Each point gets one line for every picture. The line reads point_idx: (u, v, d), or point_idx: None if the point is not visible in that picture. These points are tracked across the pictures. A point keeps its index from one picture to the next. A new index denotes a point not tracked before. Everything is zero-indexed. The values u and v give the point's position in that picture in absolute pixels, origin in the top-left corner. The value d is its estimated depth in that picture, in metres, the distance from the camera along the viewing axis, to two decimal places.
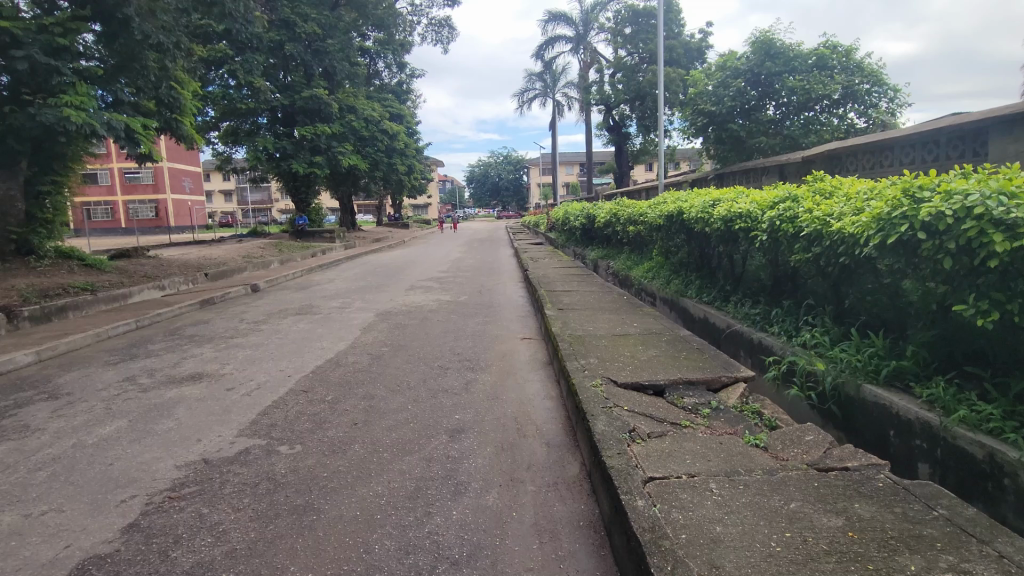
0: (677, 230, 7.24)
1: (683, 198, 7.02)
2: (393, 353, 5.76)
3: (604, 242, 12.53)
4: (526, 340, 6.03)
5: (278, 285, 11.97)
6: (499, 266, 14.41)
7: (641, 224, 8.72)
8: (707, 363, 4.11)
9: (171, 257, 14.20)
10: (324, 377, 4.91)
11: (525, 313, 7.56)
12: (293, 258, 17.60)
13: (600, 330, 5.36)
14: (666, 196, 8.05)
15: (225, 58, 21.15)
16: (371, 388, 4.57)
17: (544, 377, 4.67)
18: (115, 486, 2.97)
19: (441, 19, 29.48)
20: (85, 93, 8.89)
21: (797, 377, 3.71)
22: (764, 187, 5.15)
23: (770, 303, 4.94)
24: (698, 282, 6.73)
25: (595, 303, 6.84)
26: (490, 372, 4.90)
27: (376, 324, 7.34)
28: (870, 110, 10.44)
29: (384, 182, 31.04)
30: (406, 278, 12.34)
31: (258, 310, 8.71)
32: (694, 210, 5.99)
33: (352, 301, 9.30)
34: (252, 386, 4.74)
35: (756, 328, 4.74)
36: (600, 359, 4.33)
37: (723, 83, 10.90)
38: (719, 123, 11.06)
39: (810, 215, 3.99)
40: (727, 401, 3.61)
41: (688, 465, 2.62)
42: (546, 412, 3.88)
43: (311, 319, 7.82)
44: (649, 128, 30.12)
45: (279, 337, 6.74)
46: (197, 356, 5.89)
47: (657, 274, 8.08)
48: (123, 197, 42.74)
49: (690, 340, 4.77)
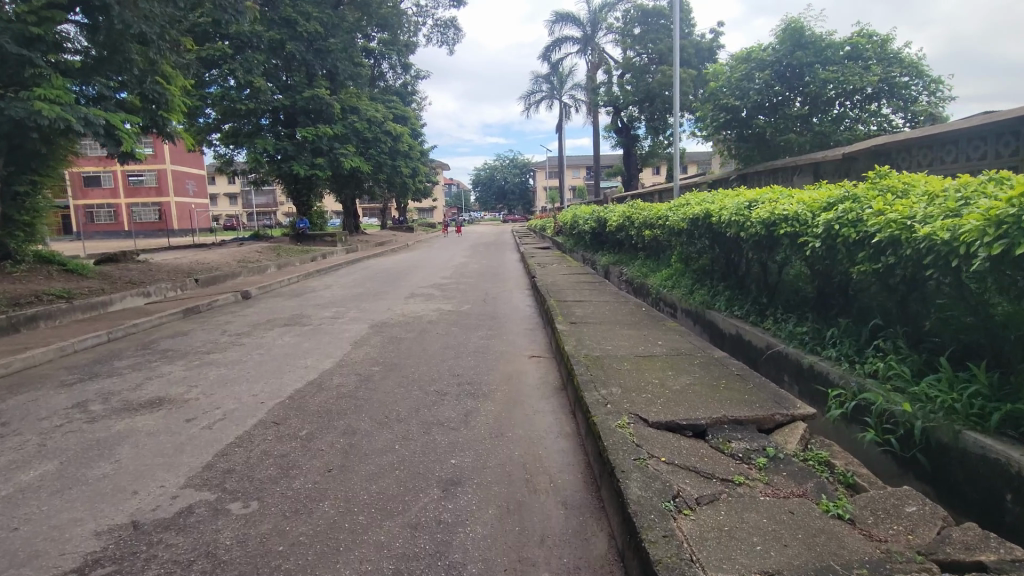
0: (701, 235, 6.56)
1: (709, 199, 6.35)
2: (385, 373, 5.09)
3: (616, 247, 11.85)
4: (534, 359, 5.35)
5: (272, 292, 11.35)
6: (505, 272, 13.73)
7: (659, 227, 8.05)
8: (754, 396, 3.43)
9: (162, 262, 13.62)
10: (301, 405, 4.24)
11: (533, 326, 6.88)
12: (292, 263, 16.99)
13: (621, 349, 4.69)
14: (688, 197, 7.38)
15: (223, 58, 20.66)
16: (354, 420, 3.89)
17: (557, 408, 3.98)
18: (9, 565, 2.31)
19: (446, 19, 28.96)
20: (62, 86, 8.32)
21: (871, 417, 3.01)
22: (813, 186, 4.46)
23: (820, 321, 4.26)
24: (726, 293, 6.05)
25: (612, 316, 6.15)
26: (493, 400, 4.21)
27: (369, 338, 6.67)
28: (909, 105, 9.76)
29: (387, 184, 30.47)
30: (406, 284, 11.70)
31: (244, 320, 8.05)
32: (725, 213, 5.32)
33: (345, 310, 8.63)
34: (217, 416, 4.07)
35: (806, 350, 4.05)
36: (624, 389, 3.64)
37: (746, 76, 10.24)
38: (740, 120, 10.44)
39: (882, 216, 3.31)
40: (786, 448, 2.92)
41: (761, 556, 1.94)
42: (561, 457, 3.20)
43: (300, 331, 7.18)
44: (659, 129, 29.48)
45: (261, 352, 6.08)
46: (164, 376, 5.23)
47: (677, 282, 7.41)
48: (126, 201, 42.26)
49: (729, 365, 4.08)
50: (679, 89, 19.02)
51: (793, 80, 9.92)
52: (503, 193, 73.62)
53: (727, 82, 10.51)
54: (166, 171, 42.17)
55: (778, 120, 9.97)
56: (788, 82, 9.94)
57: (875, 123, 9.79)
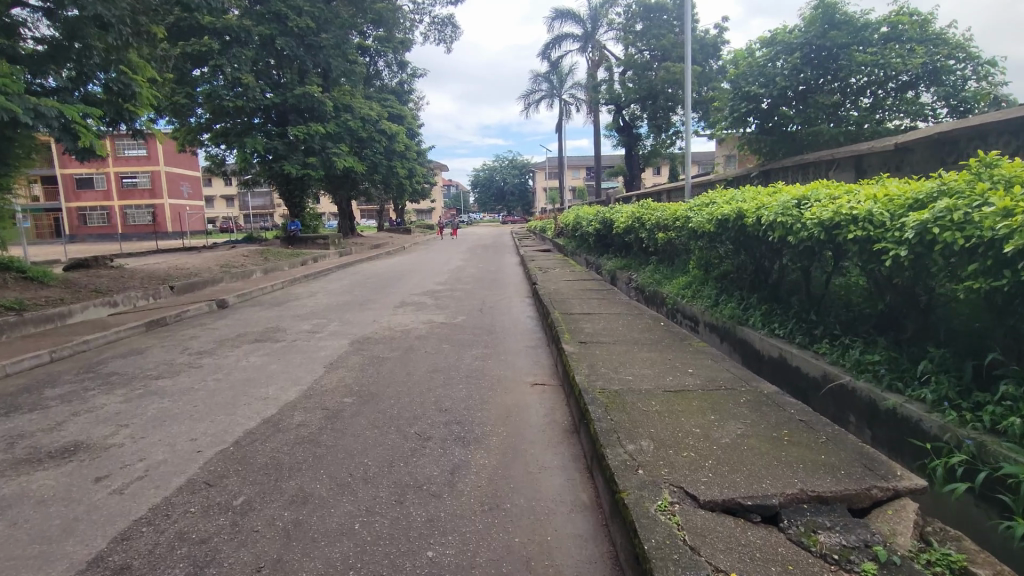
0: (728, 237, 5.70)
1: (740, 196, 5.49)
2: (359, 408, 4.21)
3: (624, 252, 11.00)
4: (537, 388, 4.49)
5: (251, 300, 10.47)
6: (503, 278, 12.88)
7: (677, 228, 7.22)
8: (835, 456, 2.58)
9: (138, 268, 12.75)
10: (248, 458, 3.37)
11: (536, 343, 6.04)
12: (279, 267, 16.10)
13: (644, 380, 3.84)
14: (710, 194, 6.55)
15: (209, 53, 19.75)
16: (309, 481, 3.03)
17: (568, 463, 3.13)
18: None
19: (444, 17, 28.19)
20: (8, 75, 7.44)
21: (1016, 498, 2.16)
22: (885, 181, 3.62)
23: (898, 349, 3.42)
24: (761, 305, 5.20)
25: (626, 334, 5.30)
26: (488, 449, 3.36)
27: (347, 358, 5.79)
28: (952, 93, 8.97)
29: (382, 184, 29.63)
30: (397, 292, 10.84)
31: (211, 336, 7.17)
32: (766, 212, 4.46)
33: (326, 324, 7.73)
34: (137, 473, 3.20)
35: (884, 387, 3.20)
36: (659, 444, 2.79)
37: (770, 62, 9.40)
38: (763, 111, 9.59)
39: (1015, 216, 2.45)
40: (899, 543, 2.07)
41: None
42: (580, 551, 2.33)
43: (270, 349, 6.29)
44: (662, 128, 28.62)
45: (218, 378, 5.20)
46: (94, 411, 4.36)
47: (697, 291, 6.58)
48: (118, 203, 41.33)
49: (787, 406, 3.23)
50: (689, 85, 18.14)
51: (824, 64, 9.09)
52: (502, 194, 72.89)
53: (749, 69, 9.66)
54: (159, 172, 41.36)
55: (807, 110, 9.13)
56: (821, 66, 9.07)
57: (913, 112, 9.00)
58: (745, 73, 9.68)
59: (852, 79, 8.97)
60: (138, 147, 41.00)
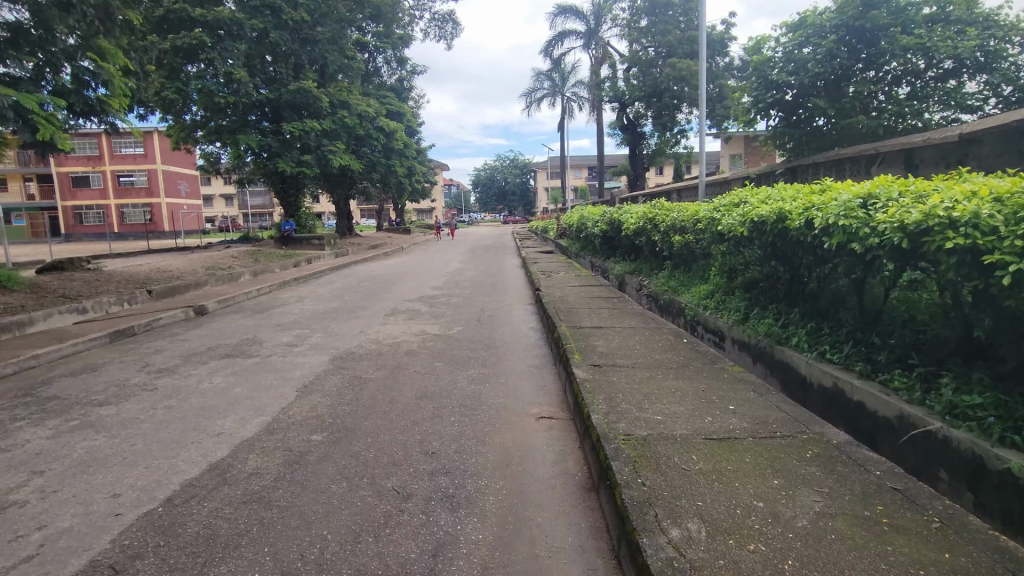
0: (761, 243, 4.96)
1: (778, 195, 4.77)
2: (327, 451, 3.47)
3: (633, 255, 10.28)
4: (544, 424, 3.75)
5: (232, 306, 9.72)
6: (504, 282, 12.14)
7: (699, 230, 6.47)
8: (965, 557, 1.85)
9: (116, 270, 12.01)
10: (178, 526, 2.64)
11: (541, 362, 5.29)
12: (269, 269, 15.37)
13: (677, 420, 3.10)
14: (739, 191, 5.82)
15: (200, 47, 18.94)
16: (247, 568, 2.30)
17: (589, 545, 2.39)
18: None
19: (444, 13, 27.52)
20: None
21: None
22: (989, 174, 2.88)
23: (1005, 392, 2.69)
24: (806, 321, 4.46)
25: (646, 354, 4.56)
26: (484, 518, 2.62)
27: (324, 380, 5.04)
28: (999, 79, 8.31)
29: (380, 183, 28.92)
30: (389, 297, 10.10)
31: (178, 350, 6.43)
32: (820, 213, 3.72)
33: (308, 335, 6.98)
34: (27, 551, 2.46)
35: (995, 442, 2.48)
36: (712, 529, 2.06)
37: (798, 48, 8.57)
38: (787, 103, 8.80)
39: None
40: None
41: None
42: None
43: (239, 368, 5.55)
44: (667, 126, 27.43)
45: (169, 405, 4.44)
46: (10, 451, 3.61)
47: (722, 302, 5.86)
48: (115, 202, 40.58)
49: (870, 467, 2.49)
50: (703, 83, 16.65)
51: (859, 49, 8.36)
52: (504, 194, 72.20)
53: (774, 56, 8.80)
54: (156, 171, 40.66)
55: (842, 100, 8.38)
56: (856, 52, 8.35)
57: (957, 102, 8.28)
58: (768, 59, 8.85)
59: (889, 66, 8.26)
60: (135, 146, 40.33)
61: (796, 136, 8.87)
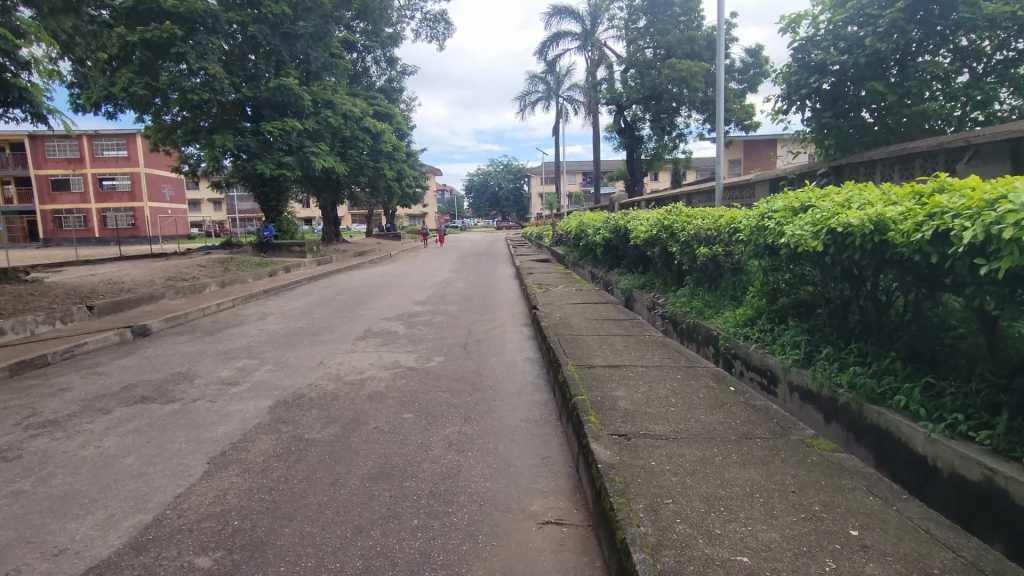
0: (837, 257, 3.71)
1: (866, 198, 3.54)
2: None
3: (641, 266, 9.09)
4: (549, 538, 2.51)
5: (182, 326, 8.37)
6: (496, 296, 10.90)
7: (738, 240, 5.21)
8: None
9: (59, 283, 10.62)
10: None
11: (542, 417, 4.04)
12: (241, 280, 14.03)
13: (780, 571, 1.85)
14: (796, 193, 4.58)
15: (173, 40, 17.35)
16: None
17: None
18: None
19: (436, 13, 26.36)
20: None
21: None
22: None
23: None
24: (910, 374, 3.20)
25: (686, 417, 3.30)
26: None
27: (254, 442, 3.75)
28: None
29: (368, 186, 27.69)
30: (365, 315, 8.78)
31: (86, 389, 5.10)
32: (969, 221, 2.46)
33: (253, 369, 5.67)
34: None
35: None
36: None
37: (844, 25, 6.83)
38: (827, 93, 7.01)
39: None
40: None
41: None
42: None
43: (149, 420, 4.24)
44: (665, 130, 26.39)
45: (20, 488, 3.12)
46: None
47: (769, 334, 4.60)
48: (96, 206, 39.01)
49: None
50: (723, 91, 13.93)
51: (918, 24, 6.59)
52: (497, 200, 71.03)
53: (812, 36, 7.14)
54: (139, 174, 39.08)
55: None
56: (920, 26, 6.56)
57: None
58: (806, 39, 7.12)
59: (954, 44, 6.51)
60: (117, 148, 38.86)
61: (841, 130, 7.01)
